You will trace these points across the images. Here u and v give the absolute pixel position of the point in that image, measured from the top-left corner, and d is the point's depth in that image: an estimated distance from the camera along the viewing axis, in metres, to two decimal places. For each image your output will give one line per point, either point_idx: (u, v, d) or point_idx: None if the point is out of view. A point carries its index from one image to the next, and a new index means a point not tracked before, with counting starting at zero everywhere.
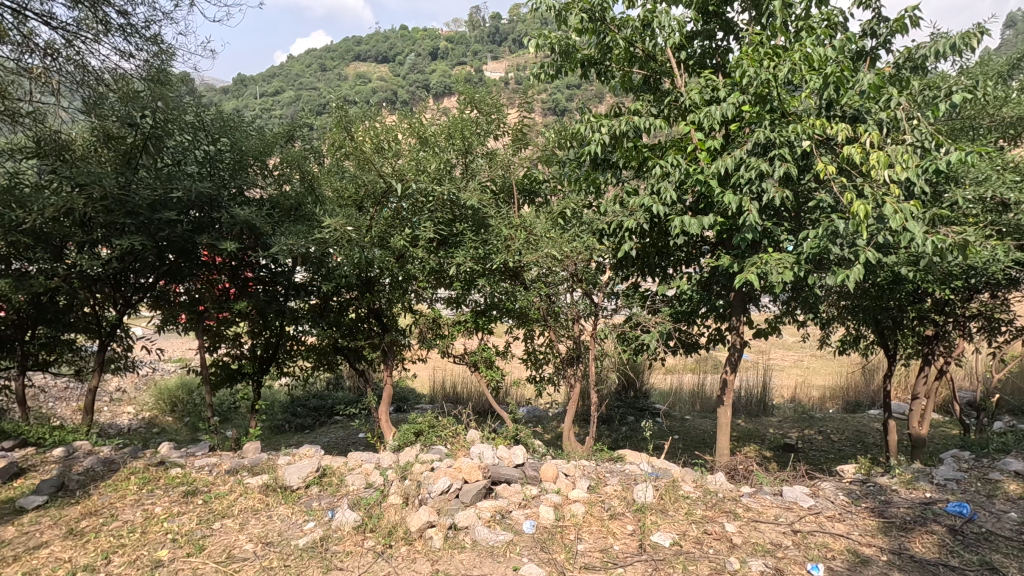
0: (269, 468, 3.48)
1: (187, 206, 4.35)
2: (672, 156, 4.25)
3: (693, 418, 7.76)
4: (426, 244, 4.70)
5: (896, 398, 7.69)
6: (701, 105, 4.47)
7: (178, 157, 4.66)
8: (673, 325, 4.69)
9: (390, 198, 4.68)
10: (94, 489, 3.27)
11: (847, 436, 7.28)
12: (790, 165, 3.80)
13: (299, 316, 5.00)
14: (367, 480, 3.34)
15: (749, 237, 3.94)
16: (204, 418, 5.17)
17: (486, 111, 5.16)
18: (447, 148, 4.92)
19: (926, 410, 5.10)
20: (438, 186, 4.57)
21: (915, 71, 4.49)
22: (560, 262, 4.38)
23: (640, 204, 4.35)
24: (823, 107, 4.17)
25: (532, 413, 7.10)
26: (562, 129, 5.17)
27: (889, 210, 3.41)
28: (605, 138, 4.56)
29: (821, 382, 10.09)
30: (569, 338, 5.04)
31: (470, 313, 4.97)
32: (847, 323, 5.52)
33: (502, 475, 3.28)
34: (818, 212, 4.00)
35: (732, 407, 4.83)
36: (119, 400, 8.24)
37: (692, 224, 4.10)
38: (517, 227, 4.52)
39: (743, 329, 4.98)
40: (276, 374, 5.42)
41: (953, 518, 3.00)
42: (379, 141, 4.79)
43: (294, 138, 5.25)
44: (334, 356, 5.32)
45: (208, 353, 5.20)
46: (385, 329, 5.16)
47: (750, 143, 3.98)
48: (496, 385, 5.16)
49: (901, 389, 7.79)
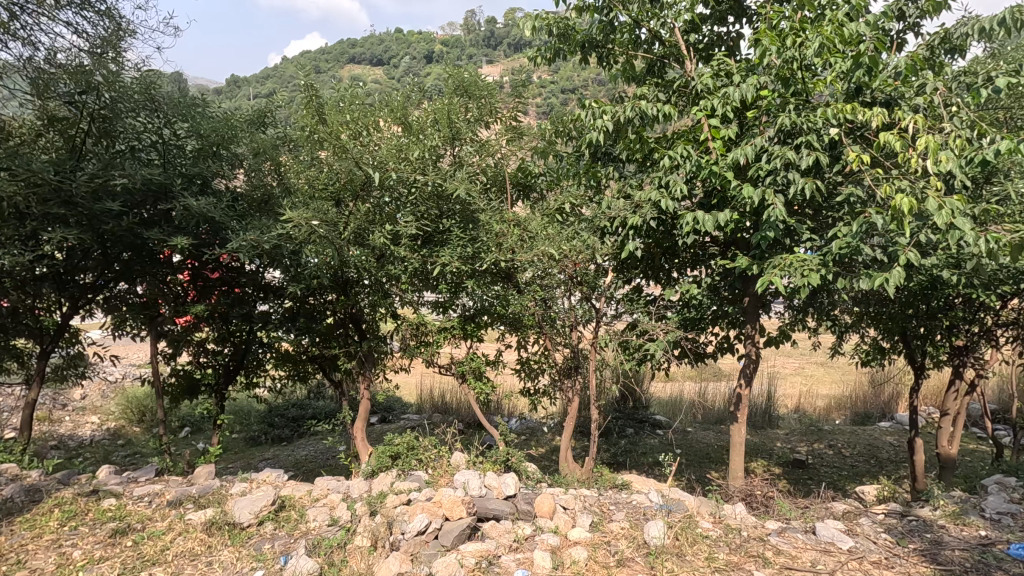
0: (218, 500, 2.98)
1: (137, 198, 3.84)
2: (681, 147, 3.89)
3: (696, 430, 7.35)
4: (409, 241, 4.23)
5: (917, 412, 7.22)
6: (713, 90, 4.08)
7: (131, 142, 4.11)
8: (681, 334, 4.26)
9: (370, 191, 4.20)
10: (7, 525, 2.79)
11: (860, 451, 6.90)
12: (820, 152, 3.33)
13: (269, 322, 4.52)
14: (332, 515, 2.88)
15: (770, 235, 3.50)
16: (159, 436, 4.65)
17: (477, 96, 4.59)
18: (433, 135, 4.44)
19: (955, 428, 4.66)
20: (423, 177, 4.08)
21: (950, 55, 4.06)
22: (557, 262, 3.99)
23: (646, 197, 3.96)
24: (851, 93, 3.74)
25: (525, 425, 6.67)
26: (559, 117, 4.71)
27: (935, 204, 2.99)
28: (608, 126, 4.16)
29: (825, 391, 9.65)
30: (566, 347, 4.60)
31: (457, 319, 4.50)
32: (867, 331, 5.07)
33: (490, 510, 2.82)
34: (847, 209, 3.56)
35: (747, 424, 4.38)
36: (82, 408, 7.68)
37: (705, 222, 3.67)
38: (510, 225, 4.09)
39: (758, 339, 4.54)
40: (244, 385, 4.93)
41: (1020, 564, 2.55)
42: (356, 126, 4.25)
43: (265, 125, 4.75)
44: (308, 365, 4.79)
45: (167, 361, 4.69)
46: (364, 336, 4.65)
47: (772, 129, 3.55)
48: (486, 398, 4.69)
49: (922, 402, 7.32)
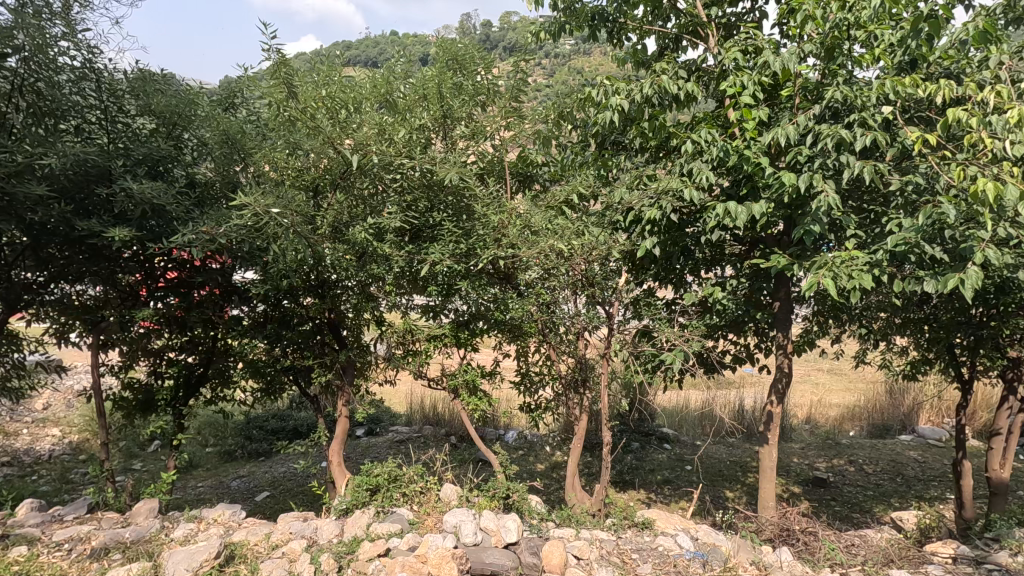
0: (147, 555, 2.69)
1: (71, 182, 3.28)
2: (706, 130, 3.43)
3: (706, 445, 6.86)
4: (394, 236, 3.69)
5: (970, 426, 6.70)
6: (742, 65, 3.56)
7: (72, 119, 3.55)
8: (703, 343, 3.77)
9: (349, 177, 3.65)
10: None
11: (883, 468, 6.44)
12: (877, 132, 2.82)
13: (235, 328, 3.96)
14: (292, 569, 2.57)
15: (814, 230, 3.00)
16: (106, 460, 3.99)
17: (471, 71, 4.05)
18: (421, 113, 3.90)
19: (1009, 448, 4.21)
20: (408, 161, 3.54)
21: (1013, 25, 3.52)
22: (562, 262, 3.50)
23: (666, 187, 3.47)
24: (904, 66, 3.22)
25: (523, 440, 6.15)
26: (564, 98, 4.18)
27: (1019, 193, 2.50)
28: (622, 106, 3.66)
29: (837, 401, 9.14)
30: (571, 358, 4.11)
31: (449, 325, 3.95)
32: (904, 340, 4.57)
33: (489, 565, 2.56)
34: (902, 199, 3.06)
35: (778, 446, 3.91)
36: (43, 420, 7.09)
37: (737, 214, 3.17)
38: (509, 219, 3.59)
39: (789, 349, 4.06)
40: (207, 400, 4.35)
41: None
42: (333, 103, 3.70)
43: (234, 105, 4.13)
44: (281, 378, 4.22)
45: (119, 373, 4.11)
46: (344, 345, 4.11)
47: (817, 107, 3.05)
48: (481, 414, 4.16)
49: (974, 416, 6.77)
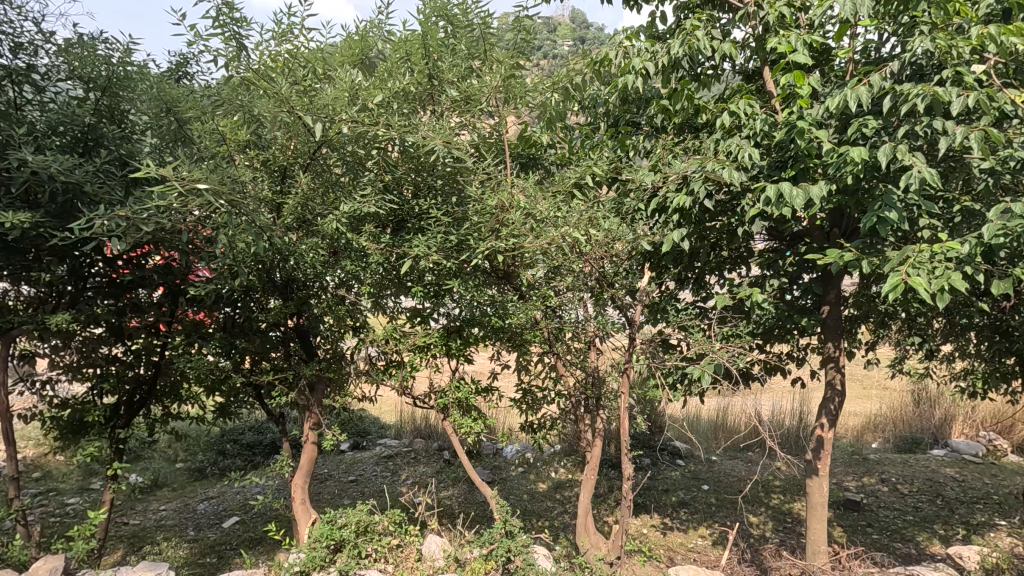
0: None
1: None
2: (747, 99, 2.83)
3: (722, 460, 6.26)
4: (374, 228, 3.11)
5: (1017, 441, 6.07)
6: (789, 20, 2.95)
7: None
8: (738, 356, 3.18)
9: (318, 154, 3.05)
10: None
11: (920, 488, 5.85)
12: (979, 91, 2.22)
13: (183, 336, 3.34)
14: None
15: (892, 217, 2.39)
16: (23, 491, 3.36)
17: (465, 32, 3.44)
18: (404, 78, 3.30)
19: None
20: (387, 135, 2.93)
21: None
22: (573, 257, 2.90)
23: (700, 166, 2.86)
24: (996, 15, 2.60)
25: (523, 458, 5.54)
26: (574, 67, 3.57)
27: None
28: (644, 72, 3.06)
29: (859, 409, 8.52)
30: (582, 372, 3.50)
31: (438, 333, 3.33)
32: (963, 350, 3.95)
33: None
34: (997, 178, 2.46)
35: (829, 479, 3.43)
36: None
37: (794, 197, 2.55)
38: (509, 203, 2.96)
39: (839, 362, 3.44)
40: (155, 419, 3.73)
41: None
42: (299, 65, 3.10)
43: (186, 75, 3.50)
44: (242, 394, 3.60)
45: (46, 388, 3.48)
46: (314, 355, 3.50)
47: (895, 64, 2.44)
48: (475, 436, 3.56)
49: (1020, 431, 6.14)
